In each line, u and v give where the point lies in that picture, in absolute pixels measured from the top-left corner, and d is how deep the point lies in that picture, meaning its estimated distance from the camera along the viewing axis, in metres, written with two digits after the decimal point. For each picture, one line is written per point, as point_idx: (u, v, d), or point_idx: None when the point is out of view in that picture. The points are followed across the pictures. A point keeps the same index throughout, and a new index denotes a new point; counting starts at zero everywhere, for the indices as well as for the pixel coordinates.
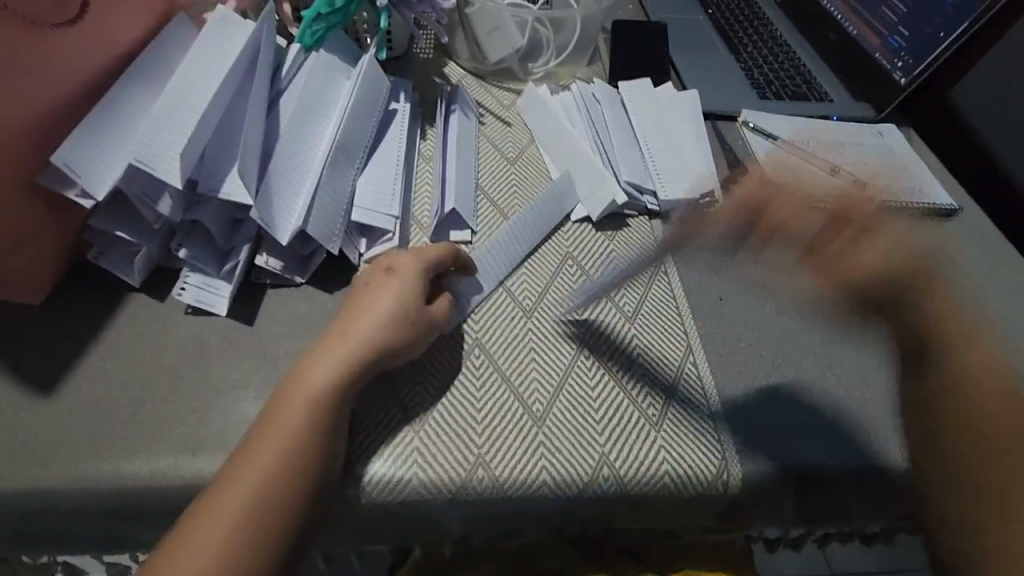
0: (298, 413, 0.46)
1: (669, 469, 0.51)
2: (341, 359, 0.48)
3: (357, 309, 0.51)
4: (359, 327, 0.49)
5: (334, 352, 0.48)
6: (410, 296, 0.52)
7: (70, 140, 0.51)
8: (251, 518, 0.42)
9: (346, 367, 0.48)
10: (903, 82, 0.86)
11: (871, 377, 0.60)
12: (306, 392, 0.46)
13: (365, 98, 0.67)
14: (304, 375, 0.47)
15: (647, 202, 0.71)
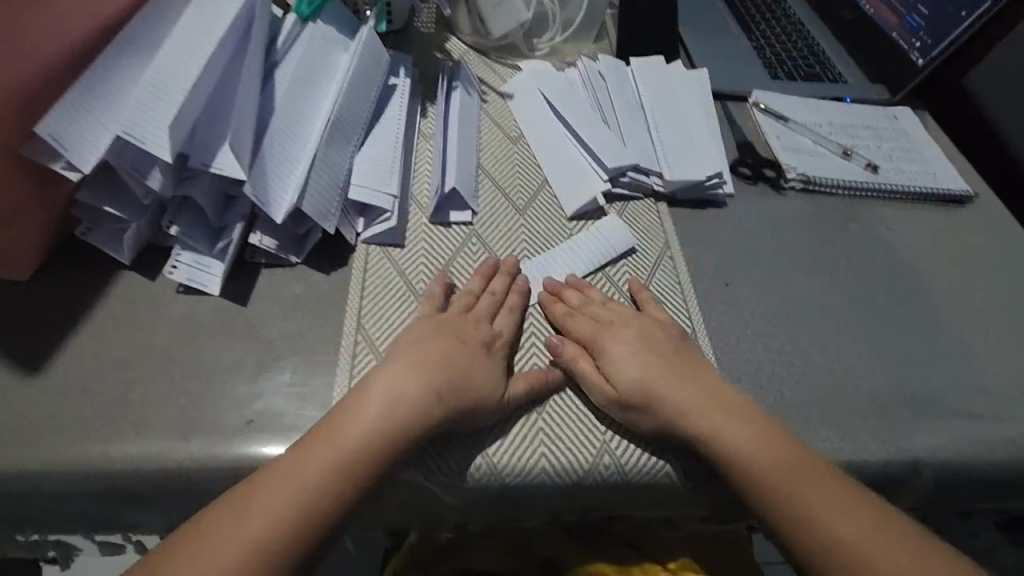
0: (351, 446, 0.44)
1: (677, 463, 0.50)
2: (412, 406, 0.46)
3: (430, 357, 0.48)
4: (437, 383, 0.47)
5: (401, 393, 0.46)
6: (495, 377, 0.50)
7: (54, 111, 0.48)
8: (279, 536, 0.41)
9: (410, 417, 0.46)
10: (921, 63, 0.83)
11: (880, 368, 0.59)
12: (366, 428, 0.45)
13: (363, 71, 0.64)
14: (363, 409, 0.45)
15: (654, 183, 0.69)
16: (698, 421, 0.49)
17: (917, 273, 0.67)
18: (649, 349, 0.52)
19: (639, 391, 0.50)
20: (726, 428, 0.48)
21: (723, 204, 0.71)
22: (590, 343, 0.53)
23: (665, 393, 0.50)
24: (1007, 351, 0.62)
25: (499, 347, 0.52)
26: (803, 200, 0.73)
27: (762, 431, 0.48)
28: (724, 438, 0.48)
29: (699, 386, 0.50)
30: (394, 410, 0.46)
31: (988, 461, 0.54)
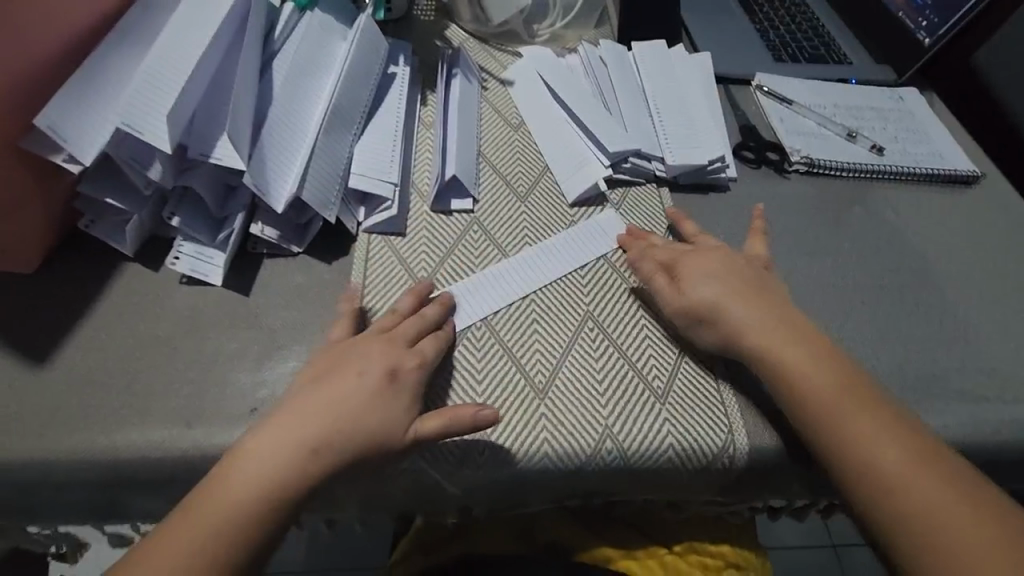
0: (253, 481, 0.43)
1: (679, 449, 0.50)
2: (297, 451, 0.44)
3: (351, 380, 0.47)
4: (325, 431, 0.45)
5: (296, 430, 0.44)
6: (398, 416, 0.46)
7: (52, 103, 0.49)
8: (220, 535, 0.42)
9: (303, 457, 0.44)
10: (927, 43, 0.82)
11: (885, 352, 0.58)
12: (274, 458, 0.44)
13: (361, 59, 0.64)
14: (265, 446, 0.44)
15: (655, 168, 0.68)
16: (771, 343, 0.51)
17: (923, 254, 0.67)
18: (720, 280, 0.55)
19: (711, 307, 0.53)
20: (784, 354, 0.51)
21: (727, 188, 0.70)
22: (669, 268, 0.57)
23: (735, 314, 0.53)
24: (1014, 331, 0.61)
25: (408, 375, 0.48)
26: (808, 182, 0.72)
27: (827, 363, 0.50)
28: (793, 362, 0.50)
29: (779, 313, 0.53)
30: (286, 449, 0.44)
31: (994, 440, 0.54)
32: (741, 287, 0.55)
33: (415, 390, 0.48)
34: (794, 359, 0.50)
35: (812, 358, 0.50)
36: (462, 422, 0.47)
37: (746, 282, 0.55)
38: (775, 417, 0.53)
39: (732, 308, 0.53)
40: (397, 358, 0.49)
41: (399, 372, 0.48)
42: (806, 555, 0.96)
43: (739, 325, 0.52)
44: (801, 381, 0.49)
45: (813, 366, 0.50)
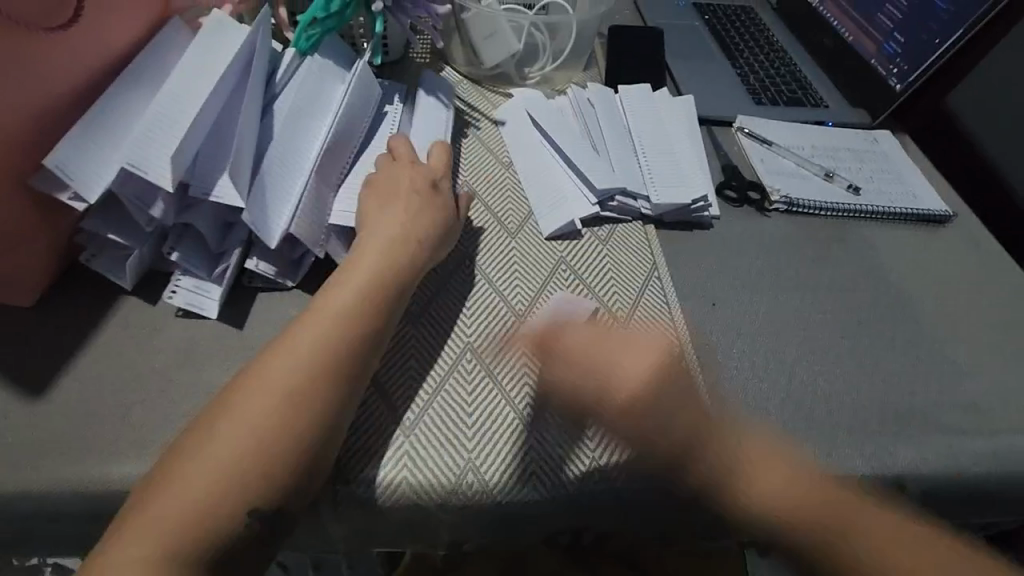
0: (283, 387, 0.45)
1: (668, 480, 0.51)
2: (328, 351, 0.48)
3: (376, 255, 0.54)
4: (348, 331, 0.49)
5: (324, 333, 0.48)
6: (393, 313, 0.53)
7: (62, 144, 0.51)
8: (191, 520, 0.41)
9: (329, 359, 0.47)
10: (899, 88, 0.85)
11: (865, 385, 0.60)
12: (301, 361, 0.47)
13: (358, 101, 0.67)
14: (292, 355, 0.47)
15: (641, 207, 0.71)
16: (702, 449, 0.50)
17: (900, 290, 0.69)
18: (643, 369, 0.52)
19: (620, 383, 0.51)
20: (708, 458, 0.49)
21: (710, 226, 0.73)
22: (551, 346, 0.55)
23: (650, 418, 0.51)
24: (991, 368, 0.63)
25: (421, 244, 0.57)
26: (789, 221, 0.75)
27: (750, 462, 0.50)
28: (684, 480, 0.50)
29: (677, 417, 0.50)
30: (321, 348, 0.48)
31: (973, 475, 0.55)
32: (689, 422, 0.51)
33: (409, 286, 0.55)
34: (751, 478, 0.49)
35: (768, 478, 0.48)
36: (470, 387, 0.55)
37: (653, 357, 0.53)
38: None
39: (677, 432, 0.50)
40: (404, 243, 0.56)
41: (410, 240, 0.57)
42: None
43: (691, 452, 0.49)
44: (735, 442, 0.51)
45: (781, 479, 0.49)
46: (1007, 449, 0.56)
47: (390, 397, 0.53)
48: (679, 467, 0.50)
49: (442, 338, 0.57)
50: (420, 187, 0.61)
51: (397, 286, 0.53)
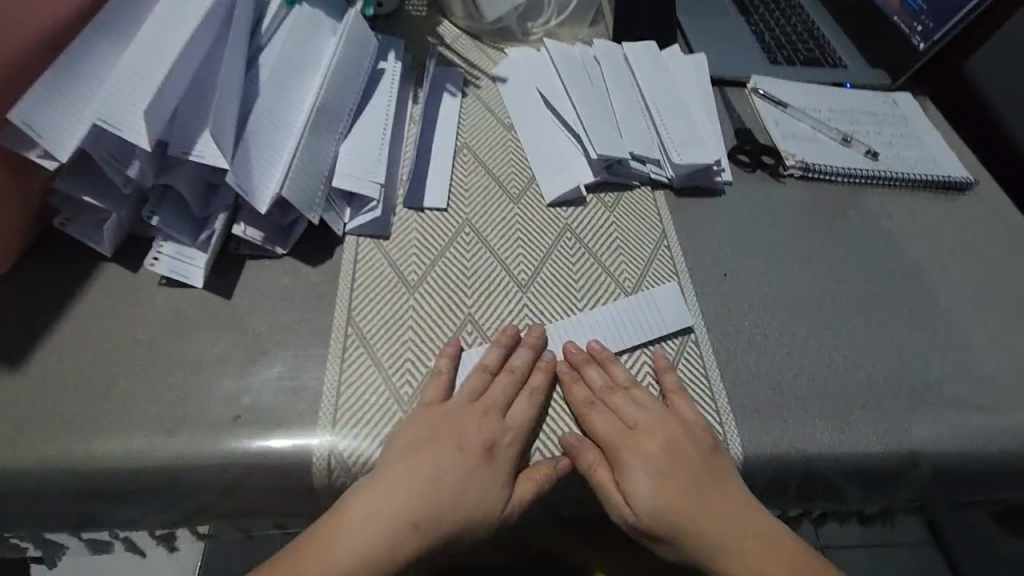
0: (344, 569, 0.42)
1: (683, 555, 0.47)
2: (396, 529, 0.43)
3: (416, 478, 0.45)
4: (421, 510, 0.44)
5: (395, 504, 0.44)
6: (493, 492, 0.46)
7: (28, 97, 0.46)
8: None
9: (379, 555, 0.43)
10: (923, 48, 0.81)
11: (880, 358, 0.58)
12: (367, 541, 0.43)
13: (350, 56, 0.63)
14: (358, 525, 0.43)
15: (653, 171, 0.67)
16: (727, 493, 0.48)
17: (916, 261, 0.66)
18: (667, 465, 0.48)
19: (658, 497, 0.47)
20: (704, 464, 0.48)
21: (722, 192, 0.69)
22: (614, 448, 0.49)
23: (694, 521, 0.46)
24: (1008, 341, 0.61)
25: (502, 451, 0.47)
26: (803, 187, 0.72)
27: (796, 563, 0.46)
28: (712, 539, 0.46)
29: (724, 516, 0.47)
30: (380, 522, 0.43)
31: (988, 454, 0.53)
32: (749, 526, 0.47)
33: (513, 464, 0.47)
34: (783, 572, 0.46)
35: (772, 555, 0.46)
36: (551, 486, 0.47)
37: (704, 475, 0.48)
38: (769, 425, 0.52)
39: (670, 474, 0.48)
40: (494, 432, 0.48)
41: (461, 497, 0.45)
42: None
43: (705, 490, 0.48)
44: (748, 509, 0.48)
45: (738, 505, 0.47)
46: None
47: (386, 370, 0.51)
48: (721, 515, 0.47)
49: (442, 312, 0.54)
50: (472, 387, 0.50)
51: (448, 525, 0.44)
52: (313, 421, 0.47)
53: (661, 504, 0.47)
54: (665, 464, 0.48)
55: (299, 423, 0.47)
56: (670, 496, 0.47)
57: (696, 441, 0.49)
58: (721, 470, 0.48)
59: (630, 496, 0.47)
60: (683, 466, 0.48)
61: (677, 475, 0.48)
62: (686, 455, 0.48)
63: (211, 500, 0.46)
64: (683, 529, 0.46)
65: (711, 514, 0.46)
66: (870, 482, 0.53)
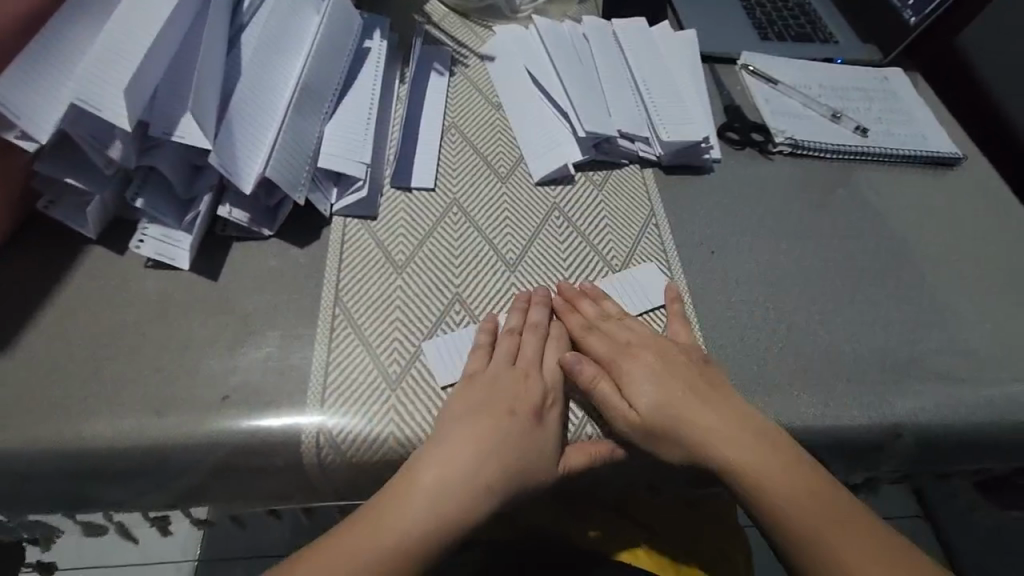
0: (419, 526, 0.41)
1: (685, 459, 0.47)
2: (468, 484, 0.43)
3: (479, 438, 0.45)
4: (489, 467, 0.44)
5: (465, 465, 0.43)
6: (549, 450, 0.46)
7: (4, 78, 0.45)
8: None
9: (453, 514, 0.42)
10: (913, 22, 0.80)
11: (866, 333, 0.58)
12: (447, 497, 0.42)
13: (334, 36, 0.62)
14: (435, 484, 0.43)
15: (641, 150, 0.67)
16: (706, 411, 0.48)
17: (903, 237, 0.67)
18: (664, 375, 0.49)
19: (658, 413, 0.48)
20: (699, 378, 0.50)
21: (710, 170, 0.69)
22: (609, 363, 0.51)
23: (690, 423, 0.47)
24: (993, 315, 0.61)
25: (551, 412, 0.48)
26: (792, 164, 0.72)
27: (803, 485, 0.44)
28: (722, 448, 0.46)
29: (733, 414, 0.48)
30: (455, 482, 0.43)
31: (971, 424, 0.54)
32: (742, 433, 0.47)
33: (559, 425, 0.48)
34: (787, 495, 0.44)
35: (783, 472, 0.45)
36: (603, 458, 0.48)
37: (695, 386, 0.49)
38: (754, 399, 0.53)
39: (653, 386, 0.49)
40: (540, 393, 0.48)
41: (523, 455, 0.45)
42: None
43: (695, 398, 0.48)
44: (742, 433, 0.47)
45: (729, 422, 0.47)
46: (1006, 397, 0.55)
47: (375, 349, 0.51)
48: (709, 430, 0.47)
49: (433, 292, 0.55)
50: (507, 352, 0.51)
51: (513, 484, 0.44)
52: (302, 400, 0.48)
53: (664, 402, 0.48)
54: (663, 371, 0.50)
55: (288, 404, 0.47)
56: (691, 406, 0.48)
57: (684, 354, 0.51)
58: (719, 383, 0.50)
59: (637, 402, 0.48)
60: (684, 376, 0.49)
61: (697, 386, 0.49)
62: (673, 362, 0.50)
63: (201, 480, 0.47)
64: (682, 432, 0.47)
65: (748, 421, 0.47)
66: (853, 454, 0.54)
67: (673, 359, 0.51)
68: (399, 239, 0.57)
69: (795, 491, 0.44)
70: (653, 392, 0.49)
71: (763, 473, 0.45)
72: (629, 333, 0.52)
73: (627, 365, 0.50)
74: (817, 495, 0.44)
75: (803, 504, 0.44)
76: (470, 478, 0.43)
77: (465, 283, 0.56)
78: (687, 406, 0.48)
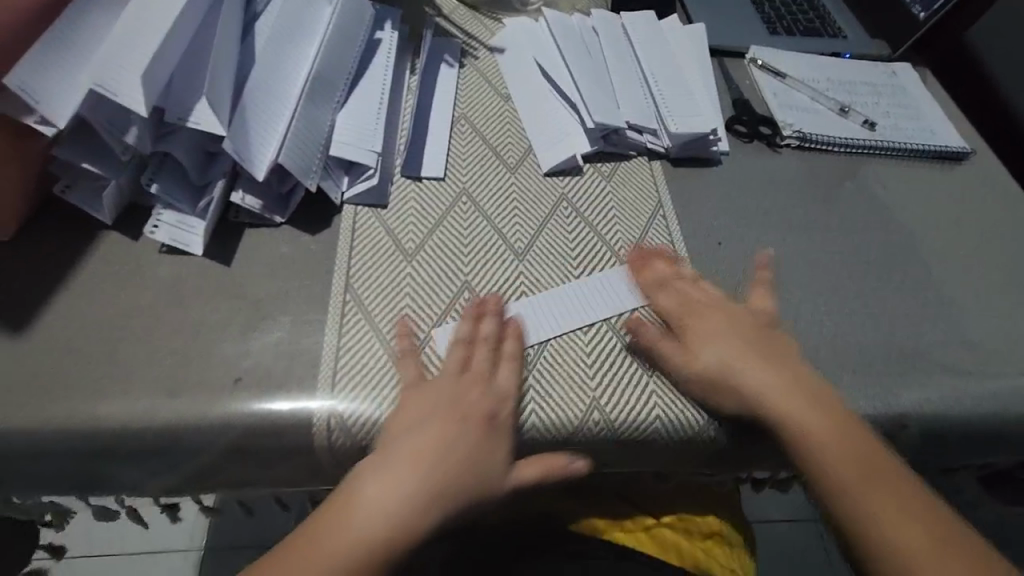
0: (371, 537, 0.42)
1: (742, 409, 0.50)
2: (412, 498, 0.44)
3: (424, 451, 0.45)
4: (433, 481, 0.45)
5: (408, 480, 0.44)
6: (496, 459, 0.47)
7: (23, 63, 0.46)
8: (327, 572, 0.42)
9: (401, 527, 0.43)
10: (923, 17, 0.81)
11: (872, 325, 0.59)
12: (390, 515, 0.43)
13: (346, 26, 0.63)
14: (378, 502, 0.43)
15: (649, 142, 0.67)
16: (754, 369, 0.50)
17: (910, 230, 0.67)
18: (733, 334, 0.52)
19: (721, 370, 0.51)
20: (764, 337, 0.53)
21: (718, 162, 0.70)
22: (676, 323, 0.54)
23: (743, 379, 0.50)
24: (999, 308, 0.61)
25: (502, 421, 0.48)
26: (800, 157, 0.72)
27: (853, 449, 0.47)
28: (778, 404, 0.49)
29: (786, 371, 0.51)
30: (400, 498, 0.44)
31: (975, 415, 0.54)
32: (792, 394, 0.49)
33: (511, 434, 0.48)
34: (834, 456, 0.47)
35: (835, 434, 0.48)
36: (563, 471, 0.48)
37: (759, 344, 0.52)
38: None
39: (723, 339, 0.52)
40: (491, 401, 0.48)
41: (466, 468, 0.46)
42: (788, 529, 0.97)
43: (762, 357, 0.51)
44: (804, 392, 0.50)
45: (782, 385, 0.50)
46: (1011, 389, 0.55)
47: (383, 335, 0.51)
48: (769, 389, 0.50)
49: (440, 280, 0.55)
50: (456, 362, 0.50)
51: (457, 496, 0.45)
52: (312, 384, 0.48)
53: (724, 359, 0.51)
54: (730, 332, 0.52)
55: (299, 387, 0.48)
56: (749, 362, 0.51)
57: (751, 317, 0.54)
58: (781, 346, 0.52)
59: (696, 358, 0.51)
60: (744, 336, 0.52)
61: (758, 348, 0.52)
62: (742, 323, 0.53)
63: (214, 461, 0.48)
64: (737, 384, 0.50)
65: (802, 380, 0.50)
66: None
67: (741, 319, 0.53)
68: (409, 227, 0.58)
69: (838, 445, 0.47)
70: (723, 349, 0.52)
71: (814, 429, 0.48)
72: (702, 294, 0.55)
73: (696, 321, 0.53)
74: (861, 449, 0.47)
75: (844, 457, 0.47)
76: (413, 495, 0.44)
77: (473, 271, 0.56)
78: (754, 359, 0.51)
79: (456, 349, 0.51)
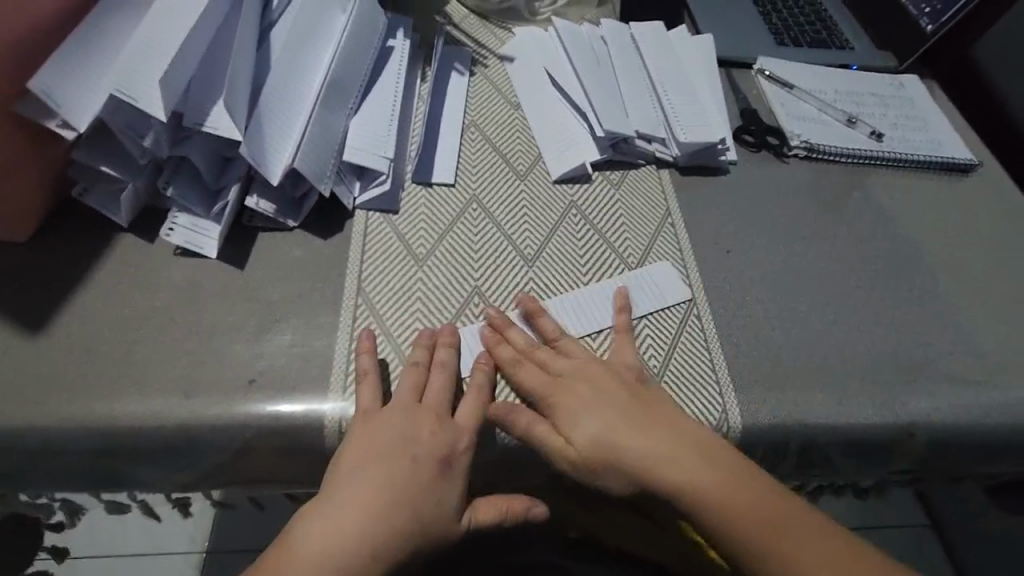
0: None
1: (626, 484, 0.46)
2: (348, 551, 0.42)
3: (372, 494, 0.44)
4: (371, 532, 0.43)
5: (345, 529, 0.42)
6: (448, 502, 0.45)
7: (46, 69, 0.47)
8: None
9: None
10: (930, 29, 0.82)
11: (879, 334, 0.59)
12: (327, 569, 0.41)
13: (359, 34, 0.64)
14: (314, 555, 0.42)
15: (658, 150, 0.68)
16: (634, 434, 0.47)
17: (918, 240, 0.67)
18: (606, 399, 0.48)
19: (602, 445, 0.47)
20: (567, 384, 0.50)
21: (726, 171, 0.70)
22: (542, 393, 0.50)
23: (627, 450, 0.46)
24: (1006, 318, 0.62)
25: (458, 460, 0.46)
26: (807, 167, 0.72)
27: (772, 517, 0.43)
28: (629, 453, 0.46)
29: (671, 436, 0.46)
30: (333, 548, 0.42)
31: (983, 426, 0.54)
32: (672, 457, 0.45)
33: (466, 474, 0.47)
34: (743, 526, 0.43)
35: (716, 492, 0.44)
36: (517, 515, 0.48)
37: (624, 402, 0.48)
38: (768, 395, 0.53)
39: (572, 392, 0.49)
40: (445, 440, 0.47)
41: (421, 513, 0.44)
42: None
43: (627, 420, 0.47)
44: (629, 445, 0.46)
45: (673, 450, 0.46)
46: (1018, 399, 0.56)
47: (396, 339, 0.52)
48: (623, 448, 0.46)
49: (452, 286, 0.56)
50: (406, 401, 0.48)
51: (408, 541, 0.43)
52: (323, 387, 0.49)
53: (602, 432, 0.47)
54: (595, 398, 0.49)
55: (311, 389, 0.49)
56: (623, 427, 0.47)
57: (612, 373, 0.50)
58: (641, 394, 0.49)
59: (571, 428, 0.48)
60: (611, 401, 0.48)
61: (620, 406, 0.48)
62: (600, 381, 0.49)
63: (226, 462, 0.48)
64: (619, 459, 0.46)
65: (684, 441, 0.46)
66: (865, 453, 0.54)
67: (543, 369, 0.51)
68: (420, 233, 0.59)
69: (763, 525, 0.43)
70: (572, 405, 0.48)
71: (716, 505, 0.43)
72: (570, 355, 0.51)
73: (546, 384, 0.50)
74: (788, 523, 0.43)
75: (757, 529, 0.42)
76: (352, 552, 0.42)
77: (484, 277, 0.57)
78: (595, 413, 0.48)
79: (411, 379, 0.49)
